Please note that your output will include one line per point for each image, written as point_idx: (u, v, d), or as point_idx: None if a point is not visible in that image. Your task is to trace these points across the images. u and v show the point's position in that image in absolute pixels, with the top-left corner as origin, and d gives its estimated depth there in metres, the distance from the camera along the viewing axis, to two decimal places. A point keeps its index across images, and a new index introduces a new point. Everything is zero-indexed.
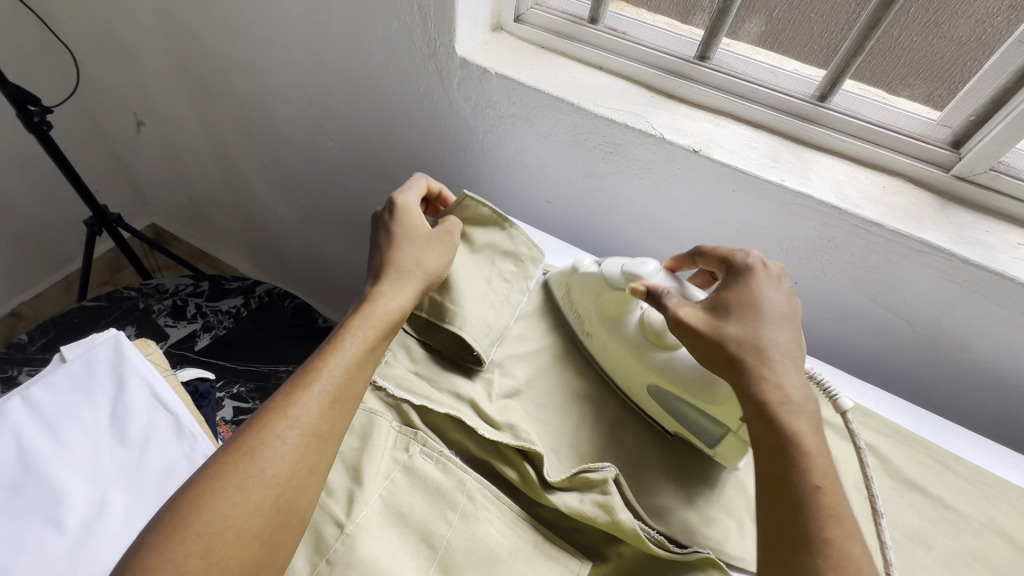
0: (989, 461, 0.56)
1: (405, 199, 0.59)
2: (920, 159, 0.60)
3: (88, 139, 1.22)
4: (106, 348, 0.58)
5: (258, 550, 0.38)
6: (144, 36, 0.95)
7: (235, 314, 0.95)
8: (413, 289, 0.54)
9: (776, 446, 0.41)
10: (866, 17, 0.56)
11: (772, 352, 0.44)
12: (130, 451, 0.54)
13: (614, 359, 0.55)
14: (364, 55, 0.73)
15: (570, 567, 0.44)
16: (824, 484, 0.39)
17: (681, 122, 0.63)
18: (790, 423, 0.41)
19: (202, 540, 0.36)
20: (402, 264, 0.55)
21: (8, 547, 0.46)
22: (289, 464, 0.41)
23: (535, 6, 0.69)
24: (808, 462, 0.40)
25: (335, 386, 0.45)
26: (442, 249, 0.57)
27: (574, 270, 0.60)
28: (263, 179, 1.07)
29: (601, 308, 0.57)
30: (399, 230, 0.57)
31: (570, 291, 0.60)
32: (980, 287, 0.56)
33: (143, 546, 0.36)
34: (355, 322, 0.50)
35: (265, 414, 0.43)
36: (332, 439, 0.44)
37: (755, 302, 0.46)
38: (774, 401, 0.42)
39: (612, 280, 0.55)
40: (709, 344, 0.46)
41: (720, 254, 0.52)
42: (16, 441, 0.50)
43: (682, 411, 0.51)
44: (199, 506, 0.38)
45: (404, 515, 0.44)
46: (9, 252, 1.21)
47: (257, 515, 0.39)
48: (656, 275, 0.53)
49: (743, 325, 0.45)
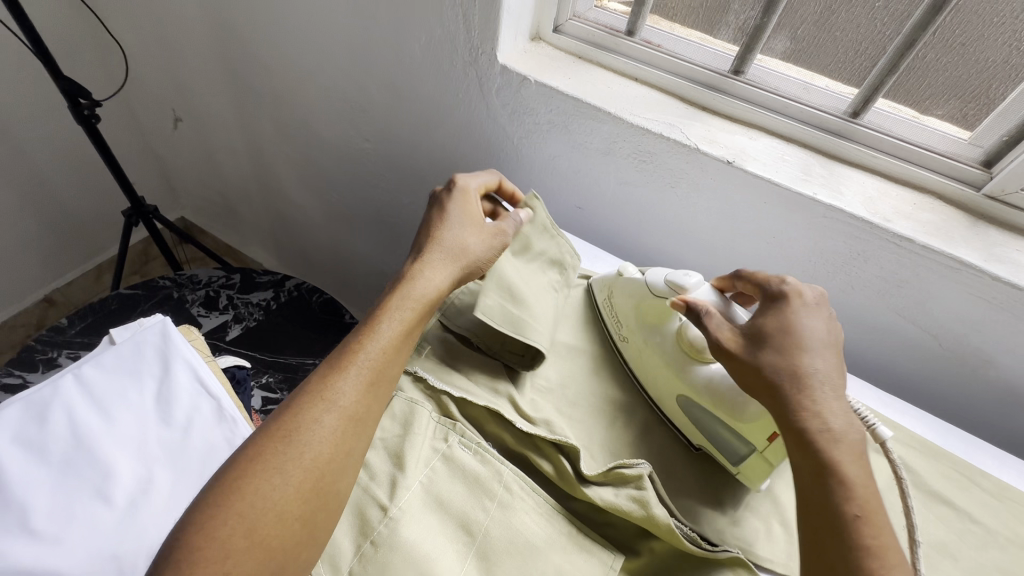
0: (1014, 477, 0.57)
1: (467, 183, 0.61)
2: (951, 177, 0.61)
3: (127, 133, 1.26)
4: (153, 333, 0.60)
5: (300, 531, 0.40)
6: (190, 36, 0.99)
7: (265, 307, 0.97)
8: (452, 272, 0.55)
9: (817, 477, 0.41)
10: (901, 40, 0.57)
11: (813, 379, 0.45)
12: (175, 432, 0.57)
13: (648, 364, 0.57)
14: (405, 59, 0.76)
15: (603, 560, 0.46)
16: (865, 514, 0.39)
17: (714, 133, 0.65)
18: (830, 453, 0.41)
19: (246, 520, 0.38)
20: (447, 245, 0.56)
21: (60, 519, 0.48)
22: (327, 448, 0.42)
23: (574, 18, 0.71)
24: (851, 492, 0.40)
25: (372, 370, 0.47)
26: (490, 237, 0.59)
27: (618, 274, 0.62)
28: (296, 179, 1.11)
29: (642, 314, 0.58)
30: (452, 208, 0.58)
31: (611, 295, 0.62)
32: (1008, 305, 0.57)
33: (189, 525, 0.38)
34: (392, 304, 0.51)
35: (303, 396, 0.44)
36: (368, 422, 0.46)
37: (791, 328, 0.47)
38: (816, 430, 0.43)
39: (656, 287, 0.57)
40: (748, 369, 0.47)
41: (757, 280, 0.52)
42: (68, 417, 0.52)
43: (705, 419, 0.52)
44: (243, 488, 0.39)
45: (444, 502, 0.46)
46: (47, 240, 1.25)
47: (298, 497, 0.40)
48: (698, 289, 0.54)
49: (779, 350, 0.46)
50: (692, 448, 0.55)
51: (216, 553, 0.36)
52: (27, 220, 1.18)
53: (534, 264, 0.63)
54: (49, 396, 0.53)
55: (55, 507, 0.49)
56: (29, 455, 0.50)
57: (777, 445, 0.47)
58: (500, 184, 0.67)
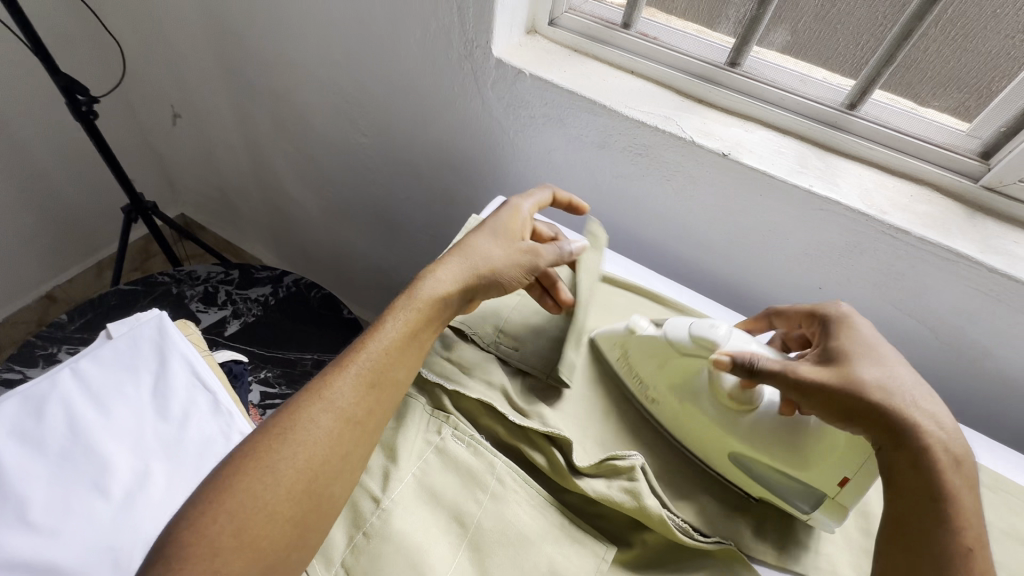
0: (1009, 468, 0.57)
1: (520, 202, 0.60)
2: (949, 169, 0.60)
3: (125, 130, 1.26)
4: (150, 327, 0.61)
5: (290, 531, 0.40)
6: (187, 32, 0.99)
7: (264, 302, 0.97)
8: (464, 277, 0.53)
9: (930, 500, 0.40)
10: (898, 29, 0.57)
11: (917, 393, 0.43)
12: (171, 425, 0.57)
13: (686, 422, 0.53)
14: (402, 54, 0.76)
15: (595, 550, 0.45)
16: (975, 546, 0.39)
17: (711, 126, 0.65)
18: (946, 476, 0.40)
19: (236, 518, 0.38)
20: (468, 251, 0.55)
21: (57, 512, 0.49)
22: (322, 449, 0.42)
23: (570, 11, 0.71)
24: (965, 522, 0.39)
25: (371, 371, 0.46)
26: (520, 252, 0.56)
27: (629, 330, 0.56)
28: (294, 174, 1.11)
29: (667, 373, 0.54)
30: (491, 220, 0.58)
31: (627, 352, 0.57)
32: (1005, 296, 0.57)
33: (182, 518, 0.38)
34: (400, 304, 0.50)
35: (304, 395, 0.45)
36: (367, 425, 0.45)
37: (872, 346, 0.46)
38: (934, 450, 0.41)
39: (682, 345, 0.52)
40: (849, 395, 0.43)
41: (806, 310, 0.53)
42: (66, 412, 0.53)
43: (769, 474, 0.49)
44: (236, 485, 0.39)
45: (437, 494, 0.46)
46: (47, 236, 1.25)
47: (289, 497, 0.40)
48: (728, 341, 0.50)
49: (872, 366, 0.44)
50: (750, 498, 0.51)
51: (205, 549, 0.37)
52: (27, 215, 1.18)
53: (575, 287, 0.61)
54: (46, 390, 0.54)
55: (51, 500, 0.49)
56: (26, 449, 0.51)
57: (852, 486, 0.45)
58: (555, 197, 0.64)
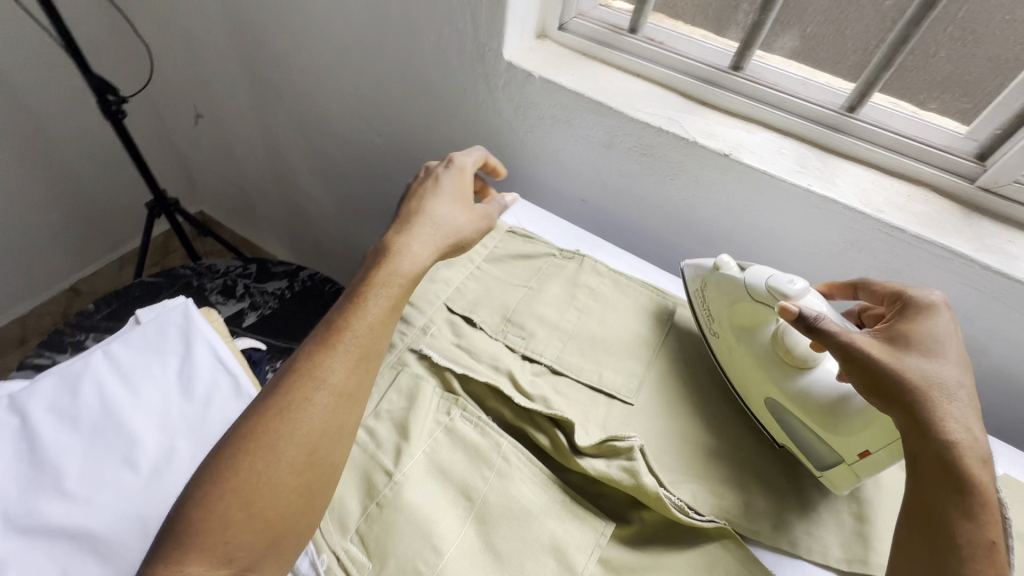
0: (1003, 462, 0.58)
1: (464, 160, 0.66)
2: (946, 170, 0.62)
3: (150, 129, 1.31)
4: (176, 313, 0.64)
5: (296, 500, 0.43)
6: (211, 35, 1.03)
7: (280, 295, 1.01)
8: (433, 245, 0.58)
9: (957, 492, 0.41)
10: (896, 34, 0.59)
11: (959, 390, 0.44)
12: (196, 406, 0.60)
13: (738, 363, 0.56)
14: (416, 56, 0.79)
15: (595, 526, 0.48)
16: (996, 539, 0.40)
17: (713, 127, 0.67)
18: (975, 471, 0.41)
19: (243, 494, 0.41)
20: (430, 219, 0.59)
21: (90, 482, 0.52)
22: (318, 424, 0.45)
23: (579, 16, 0.74)
24: (988, 515, 0.40)
25: (359, 347, 0.49)
26: (477, 217, 0.63)
27: (713, 268, 0.59)
28: (310, 173, 1.14)
29: (734, 316, 0.57)
30: (445, 184, 0.63)
31: (707, 290, 0.60)
32: (1001, 294, 0.58)
33: (190, 499, 0.40)
34: (377, 281, 0.53)
35: (294, 376, 0.47)
36: (358, 396, 0.48)
37: (937, 339, 0.47)
38: (963, 446, 0.42)
39: (755, 291, 0.54)
40: (890, 375, 0.44)
41: (890, 291, 0.53)
42: (99, 390, 0.57)
43: (798, 431, 0.52)
44: (240, 465, 0.42)
45: (446, 470, 0.49)
46: (73, 231, 1.30)
47: (292, 471, 0.43)
48: (802, 296, 0.51)
49: (924, 357, 0.45)
50: (775, 445, 0.55)
51: (217, 524, 0.39)
52: (55, 210, 1.23)
53: (567, 288, 0.66)
54: (80, 370, 0.57)
55: (85, 472, 0.53)
56: (62, 424, 0.54)
57: (870, 459, 0.47)
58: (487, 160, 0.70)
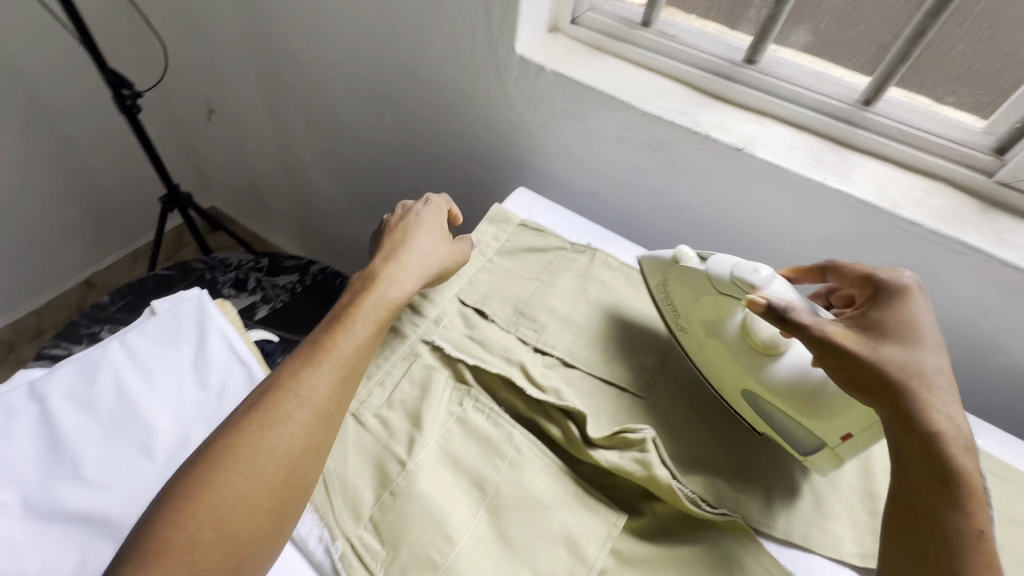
0: (1019, 459, 0.57)
1: (442, 201, 0.67)
2: (962, 164, 0.61)
3: (163, 124, 1.32)
4: (191, 304, 0.64)
5: (268, 521, 0.42)
6: (224, 30, 1.04)
7: (291, 289, 1.02)
8: (416, 275, 0.58)
9: (942, 484, 0.41)
10: (914, 27, 0.58)
11: (937, 376, 0.44)
12: (210, 395, 0.60)
13: (710, 355, 0.55)
14: (429, 50, 0.79)
15: (607, 517, 0.48)
16: (985, 528, 0.40)
17: (727, 121, 0.66)
18: (960, 462, 0.41)
19: (214, 513, 0.40)
20: (414, 251, 0.60)
21: (108, 469, 0.53)
22: (296, 442, 0.44)
23: (592, 10, 0.74)
24: (974, 505, 0.40)
25: (343, 367, 0.49)
26: (458, 250, 0.63)
27: (673, 259, 0.56)
28: (321, 168, 1.15)
29: (701, 309, 0.55)
30: (427, 222, 0.64)
31: (667, 282, 0.58)
32: (1018, 289, 0.58)
33: (159, 515, 0.40)
34: (364, 305, 0.54)
35: (275, 392, 0.46)
36: (338, 416, 0.48)
37: (911, 324, 0.46)
38: (946, 435, 0.42)
39: (721, 282, 0.52)
40: (866, 366, 0.44)
41: (861, 272, 0.52)
42: (116, 379, 0.57)
43: (778, 419, 0.51)
44: (213, 481, 0.41)
45: (459, 460, 0.49)
46: (88, 225, 1.32)
47: (267, 489, 0.42)
48: (769, 285, 0.49)
49: (899, 345, 0.45)
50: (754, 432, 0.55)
51: (185, 543, 0.39)
52: (70, 204, 1.24)
53: (579, 284, 0.66)
54: (97, 359, 0.58)
55: (103, 458, 0.53)
56: (81, 412, 0.55)
57: (852, 442, 0.47)
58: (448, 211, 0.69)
